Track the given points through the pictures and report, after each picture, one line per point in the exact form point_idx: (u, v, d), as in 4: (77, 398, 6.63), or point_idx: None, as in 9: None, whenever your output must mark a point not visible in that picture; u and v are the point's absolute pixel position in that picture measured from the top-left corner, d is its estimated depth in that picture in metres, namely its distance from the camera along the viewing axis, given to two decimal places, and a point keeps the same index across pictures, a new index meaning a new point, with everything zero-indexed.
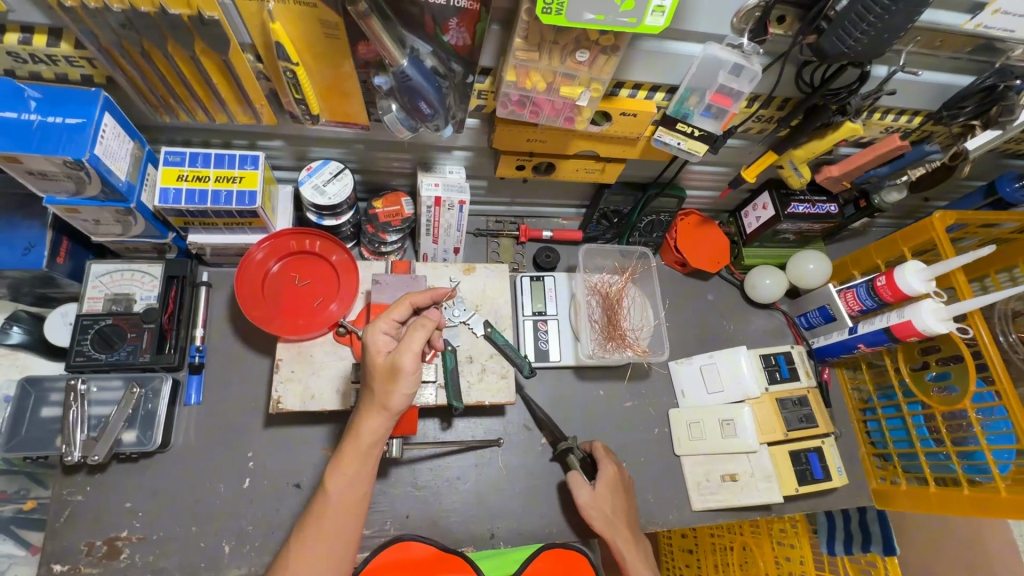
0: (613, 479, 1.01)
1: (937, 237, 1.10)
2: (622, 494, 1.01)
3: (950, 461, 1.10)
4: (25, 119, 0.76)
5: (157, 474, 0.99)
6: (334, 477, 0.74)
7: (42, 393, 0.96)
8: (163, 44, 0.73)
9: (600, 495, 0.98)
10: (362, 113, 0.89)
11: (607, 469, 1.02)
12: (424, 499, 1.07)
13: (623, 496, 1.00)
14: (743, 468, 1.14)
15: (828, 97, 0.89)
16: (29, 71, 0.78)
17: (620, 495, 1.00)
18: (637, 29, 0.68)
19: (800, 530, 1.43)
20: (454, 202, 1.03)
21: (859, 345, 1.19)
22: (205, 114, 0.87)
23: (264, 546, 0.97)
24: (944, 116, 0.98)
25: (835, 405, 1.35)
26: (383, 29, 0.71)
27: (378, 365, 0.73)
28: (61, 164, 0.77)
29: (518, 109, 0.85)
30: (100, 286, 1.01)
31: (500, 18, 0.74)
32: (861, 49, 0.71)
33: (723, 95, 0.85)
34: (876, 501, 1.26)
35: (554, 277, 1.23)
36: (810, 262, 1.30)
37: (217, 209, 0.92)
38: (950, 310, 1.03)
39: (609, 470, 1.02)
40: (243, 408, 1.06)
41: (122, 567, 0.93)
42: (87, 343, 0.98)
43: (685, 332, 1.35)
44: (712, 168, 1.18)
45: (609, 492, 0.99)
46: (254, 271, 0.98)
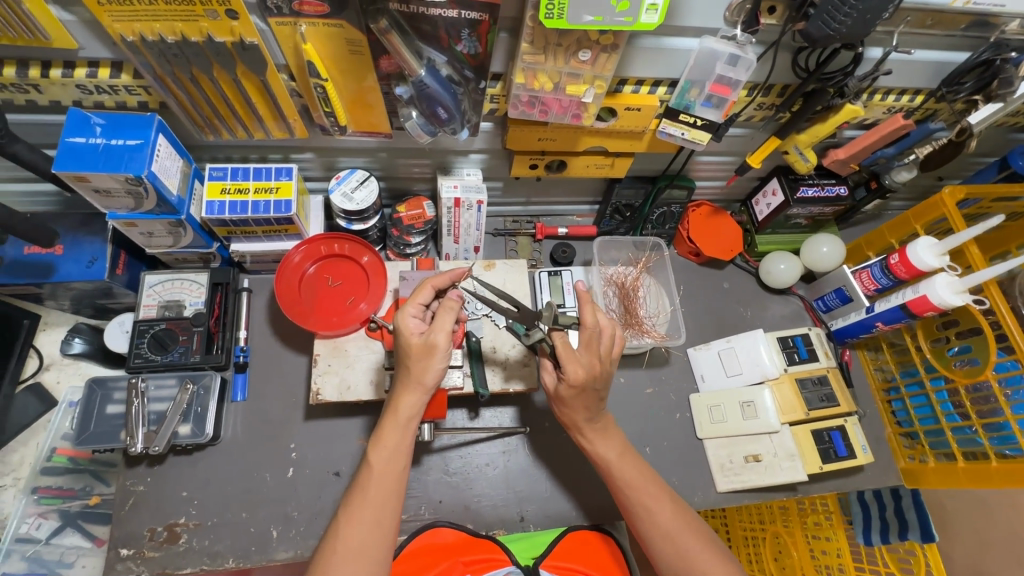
0: (576, 389, 0.92)
1: (947, 212, 1.12)
2: (590, 395, 0.94)
3: (976, 434, 1.10)
4: (92, 143, 0.85)
5: (209, 465, 1.07)
6: (377, 450, 0.82)
7: (107, 392, 1.05)
8: (210, 69, 0.82)
9: (563, 396, 0.94)
10: (386, 123, 0.97)
11: (571, 376, 0.90)
12: (455, 485, 1.12)
13: (590, 392, 0.94)
14: (765, 449, 1.16)
15: (824, 81, 0.93)
16: (95, 100, 0.88)
17: (585, 400, 0.94)
18: (634, 27, 0.73)
19: (836, 522, 1.45)
20: (472, 203, 1.10)
21: (878, 324, 1.21)
22: (245, 132, 0.96)
23: (309, 530, 1.04)
24: (944, 93, 1.00)
25: (858, 387, 1.35)
26: (403, 44, 0.79)
27: (413, 344, 0.81)
28: (123, 180, 0.86)
29: (528, 109, 0.92)
30: (154, 294, 1.09)
31: (507, 26, 0.81)
32: (846, 32, 0.75)
33: (722, 85, 0.90)
34: (904, 479, 1.25)
35: (571, 271, 1.28)
36: (823, 245, 1.32)
37: (257, 217, 1.00)
38: (965, 282, 1.05)
39: (574, 374, 0.91)
40: (285, 404, 1.13)
41: (181, 551, 1.01)
42: (143, 346, 1.07)
43: (702, 319, 1.38)
44: (719, 158, 1.22)
45: (571, 397, 0.94)
46: (291, 273, 1.07)
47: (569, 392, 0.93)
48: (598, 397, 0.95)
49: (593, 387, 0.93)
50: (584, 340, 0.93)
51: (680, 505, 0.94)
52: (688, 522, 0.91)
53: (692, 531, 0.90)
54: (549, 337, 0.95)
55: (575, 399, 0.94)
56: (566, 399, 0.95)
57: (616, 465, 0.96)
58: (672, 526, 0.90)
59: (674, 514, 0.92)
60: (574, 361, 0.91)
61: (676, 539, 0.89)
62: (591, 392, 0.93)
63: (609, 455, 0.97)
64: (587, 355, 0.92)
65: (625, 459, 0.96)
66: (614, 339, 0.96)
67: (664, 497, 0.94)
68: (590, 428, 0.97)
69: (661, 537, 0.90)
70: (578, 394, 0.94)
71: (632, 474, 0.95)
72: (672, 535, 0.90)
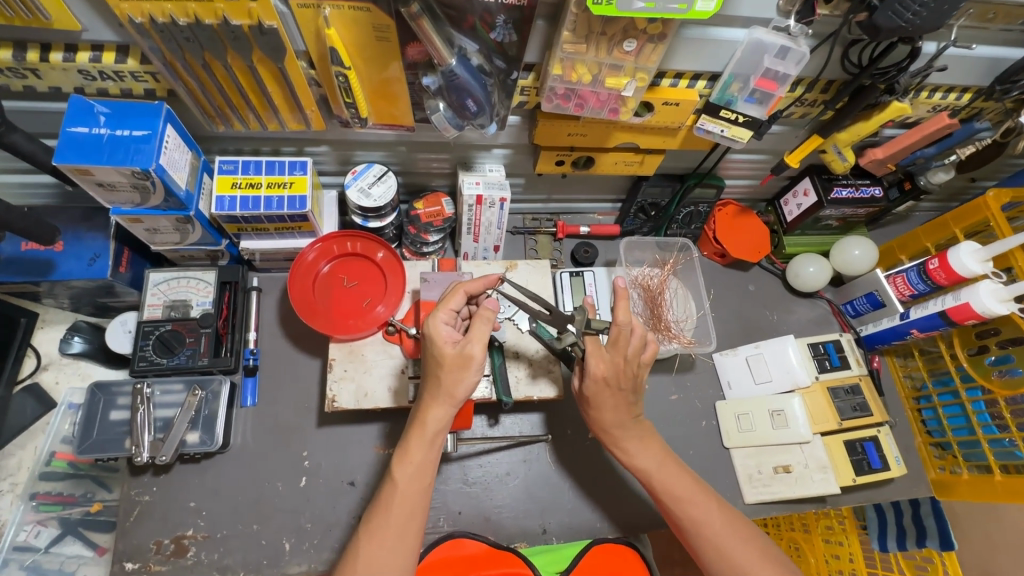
0: (603, 381, 0.89)
1: (991, 216, 1.08)
2: (615, 392, 0.90)
3: (1017, 447, 1.06)
4: (96, 133, 0.79)
5: (219, 474, 1.03)
6: (401, 466, 0.77)
7: (110, 397, 1.00)
8: (224, 55, 0.75)
9: (589, 394, 0.91)
10: (409, 115, 0.91)
11: (591, 369, 0.88)
12: (475, 496, 1.08)
13: (617, 390, 0.90)
14: (796, 459, 1.12)
15: (877, 76, 0.87)
16: (98, 87, 0.82)
17: (613, 399, 0.91)
18: (687, 15, 0.68)
19: (849, 527, 1.40)
20: (495, 200, 1.04)
21: (912, 331, 1.16)
22: (258, 122, 0.90)
23: (323, 543, 0.99)
24: (997, 91, 0.95)
25: (887, 394, 1.31)
26: (434, 29, 0.73)
27: (447, 354, 0.77)
28: (129, 174, 0.80)
29: (563, 102, 0.86)
30: (159, 293, 1.04)
31: (546, 13, 0.76)
32: (919, 23, 0.70)
33: (769, 79, 0.84)
34: (934, 491, 1.22)
35: (593, 271, 1.23)
36: (855, 247, 1.27)
37: (270, 213, 0.95)
38: (1011, 291, 1.01)
39: (596, 373, 0.88)
40: (297, 409, 1.09)
41: (189, 564, 0.97)
42: (149, 349, 1.01)
43: (727, 323, 1.33)
44: (751, 156, 1.17)
45: (597, 392, 0.90)
46: (305, 272, 1.01)
47: (593, 385, 0.89)
48: (625, 395, 0.91)
49: (620, 386, 0.89)
50: (616, 338, 0.88)
51: (730, 510, 0.89)
52: (740, 529, 0.86)
53: (745, 538, 0.85)
54: (580, 342, 0.91)
55: (602, 392, 0.90)
56: (595, 399, 0.91)
57: (658, 474, 0.91)
58: (723, 537, 0.85)
59: (724, 523, 0.86)
60: (597, 356, 0.89)
61: (727, 551, 0.84)
62: (615, 390, 0.90)
63: (649, 466, 0.92)
64: (612, 353, 0.88)
65: (667, 468, 0.91)
66: (645, 344, 0.90)
67: (712, 502, 0.88)
68: (629, 433, 0.93)
69: (712, 550, 0.85)
70: (608, 388, 0.89)
71: (675, 484, 0.90)
72: (723, 546, 0.84)
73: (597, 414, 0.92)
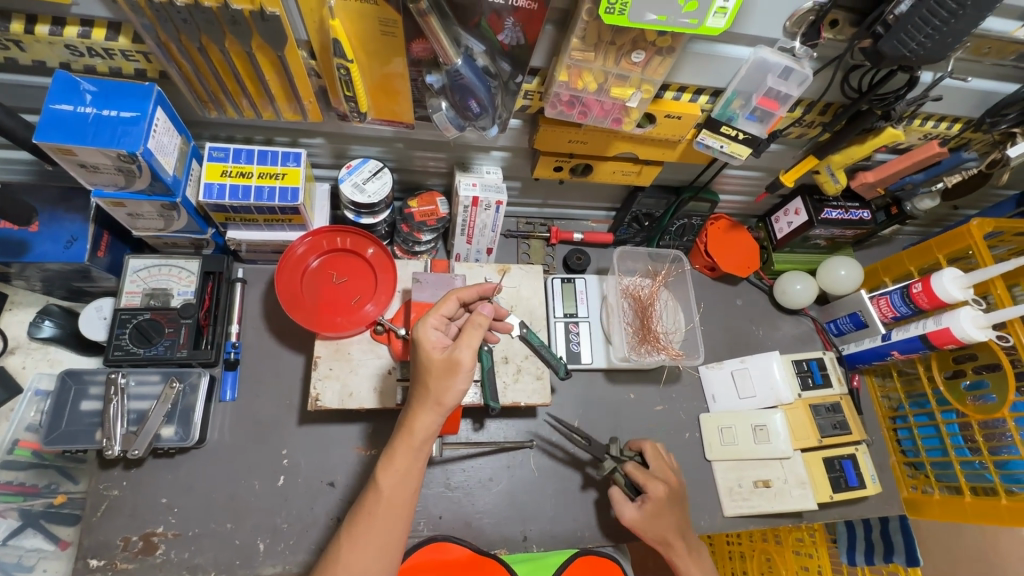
0: (664, 497, 0.96)
1: (974, 244, 1.10)
2: (672, 500, 0.97)
3: (986, 470, 1.09)
4: (81, 112, 0.76)
5: (193, 470, 1.00)
6: (385, 474, 0.75)
7: (82, 386, 0.96)
8: (221, 40, 0.73)
9: (651, 521, 0.94)
10: (409, 113, 0.89)
11: (655, 491, 0.95)
12: (457, 500, 1.06)
13: (673, 509, 0.97)
14: (776, 474, 1.14)
15: (874, 102, 0.88)
16: (85, 64, 0.79)
17: (672, 513, 0.96)
18: (697, 30, 0.68)
19: (819, 539, 1.44)
20: (491, 203, 1.03)
21: (893, 352, 1.19)
22: (252, 110, 0.88)
23: (299, 545, 0.97)
24: (986, 123, 0.98)
25: (865, 413, 1.34)
26: (442, 27, 0.72)
27: (435, 360, 0.76)
28: (114, 157, 0.77)
29: (567, 109, 0.85)
30: (139, 280, 1.01)
31: (555, 18, 0.75)
32: (922, 54, 0.71)
33: (770, 98, 0.85)
34: (905, 509, 1.26)
35: (585, 279, 1.22)
36: (841, 268, 1.29)
37: (260, 205, 0.92)
38: (989, 318, 1.03)
39: (658, 490, 0.96)
40: (277, 405, 1.06)
41: (158, 563, 0.93)
42: (125, 337, 0.98)
43: (713, 337, 1.34)
44: (746, 172, 1.18)
45: (657, 512, 0.95)
46: (293, 265, 0.98)
47: (655, 504, 0.95)
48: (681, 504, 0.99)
49: (674, 501, 0.98)
50: (652, 458, 1.01)
51: None
52: None
53: None
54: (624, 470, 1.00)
55: (666, 505, 0.96)
56: (656, 517, 0.95)
57: None
58: None
59: None
60: (650, 479, 0.97)
61: None
62: (672, 507, 0.97)
63: None
64: (660, 471, 0.99)
65: None
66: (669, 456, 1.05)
67: None
68: (683, 549, 0.95)
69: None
70: (669, 498, 0.96)
71: None
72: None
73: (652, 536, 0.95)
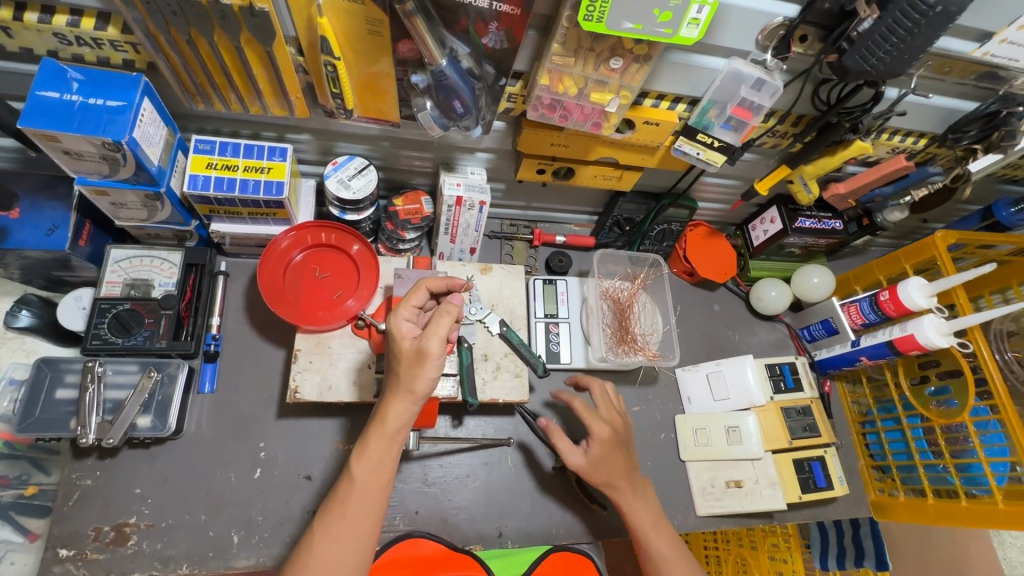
0: (609, 440, 0.95)
1: (937, 254, 1.14)
2: (618, 444, 0.96)
3: (949, 474, 1.12)
4: (67, 99, 0.77)
5: (168, 461, 0.99)
6: (358, 462, 0.76)
7: (58, 374, 0.96)
8: (210, 33, 0.74)
9: (595, 462, 0.94)
10: (396, 111, 0.91)
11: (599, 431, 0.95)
12: (434, 496, 1.07)
13: (618, 449, 0.96)
14: (747, 475, 1.16)
15: (843, 115, 0.92)
16: (73, 53, 0.80)
17: (617, 456, 0.95)
18: (672, 40, 0.71)
19: (794, 545, 1.46)
20: (474, 203, 1.05)
21: (862, 358, 1.22)
22: (240, 104, 0.89)
23: (274, 537, 0.97)
24: (949, 138, 1.02)
25: (836, 418, 1.38)
26: (428, 29, 0.74)
27: (404, 348, 0.77)
28: (99, 145, 0.78)
29: (549, 112, 0.88)
30: (120, 270, 1.01)
31: (537, 24, 0.78)
32: (882, 68, 0.74)
33: (744, 108, 0.88)
34: (872, 511, 1.29)
35: (566, 280, 1.24)
36: (814, 276, 1.34)
37: (245, 197, 0.93)
38: (951, 325, 1.07)
39: (605, 432, 0.95)
40: (256, 399, 1.06)
41: (129, 554, 0.93)
42: (103, 326, 0.98)
43: (691, 340, 1.37)
44: (723, 180, 1.22)
45: (605, 455, 0.94)
46: (277, 258, 0.99)
47: (599, 445, 0.95)
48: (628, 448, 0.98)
49: (620, 441, 0.97)
50: (599, 398, 1.01)
51: None
52: None
53: None
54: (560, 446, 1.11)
55: (610, 447, 0.95)
56: (602, 462, 0.94)
57: (653, 535, 0.93)
58: None
59: None
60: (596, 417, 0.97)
61: None
62: (619, 450, 0.96)
63: (644, 526, 0.93)
64: (606, 411, 0.99)
65: (661, 531, 0.93)
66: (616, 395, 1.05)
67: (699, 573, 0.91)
68: (629, 490, 0.95)
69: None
70: (613, 442, 0.96)
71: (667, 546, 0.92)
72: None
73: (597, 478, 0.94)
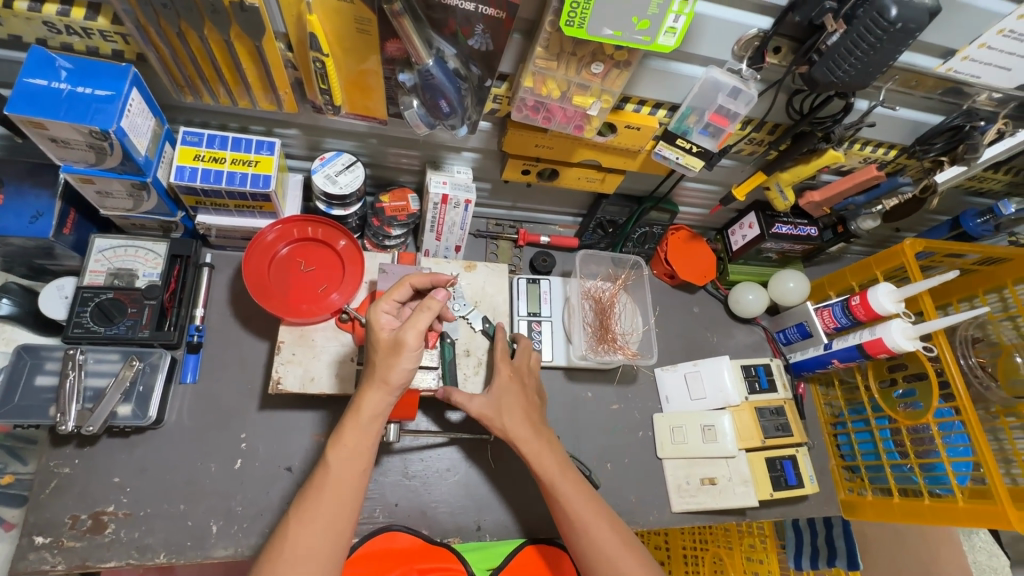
0: (507, 380, 1.00)
1: (906, 261, 1.18)
2: (517, 384, 1.01)
3: (914, 473, 1.16)
4: (55, 87, 0.78)
5: (148, 451, 0.99)
6: (335, 450, 0.78)
7: (38, 361, 0.96)
8: (200, 27, 0.75)
9: (495, 402, 0.97)
10: (383, 109, 0.93)
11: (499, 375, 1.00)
12: (414, 489, 1.09)
13: (520, 392, 1.00)
14: (721, 472, 1.19)
15: (815, 125, 0.96)
16: (62, 42, 0.80)
17: (515, 393, 1.00)
18: (650, 47, 0.74)
19: (769, 545, 1.50)
20: (459, 201, 1.07)
21: (834, 361, 1.26)
22: (229, 98, 0.90)
23: (252, 528, 0.98)
24: (917, 150, 1.06)
25: (809, 419, 1.42)
26: (414, 29, 0.76)
27: (382, 339, 0.79)
28: (86, 133, 0.79)
29: (532, 114, 0.90)
30: (103, 260, 1.01)
31: (522, 28, 0.81)
32: (849, 79, 0.78)
33: (720, 115, 0.91)
34: (842, 510, 1.32)
35: (549, 280, 1.26)
36: (790, 280, 1.37)
37: (231, 189, 0.94)
38: (917, 329, 1.11)
39: (505, 372, 1.01)
40: (238, 390, 1.07)
41: (106, 542, 0.93)
42: (86, 315, 0.98)
43: (670, 341, 1.40)
44: (702, 185, 1.26)
45: (501, 395, 0.98)
46: (262, 250, 1.00)
47: (498, 385, 0.99)
48: (529, 389, 1.02)
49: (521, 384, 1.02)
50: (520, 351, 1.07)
51: (622, 527, 0.89)
52: (627, 542, 0.86)
53: (630, 548, 0.86)
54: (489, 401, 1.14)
55: (508, 386, 1.00)
56: (501, 401, 0.98)
57: (558, 477, 0.91)
58: (618, 552, 0.85)
59: (619, 539, 0.86)
60: (504, 361, 1.02)
61: (614, 558, 0.84)
62: (515, 388, 1.00)
63: (552, 469, 0.92)
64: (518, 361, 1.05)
65: (567, 473, 0.92)
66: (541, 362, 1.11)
67: (605, 515, 0.89)
68: (529, 432, 0.96)
69: (602, 563, 0.84)
70: (513, 382, 1.01)
71: (572, 488, 0.91)
72: (608, 556, 0.84)
73: (496, 420, 0.96)
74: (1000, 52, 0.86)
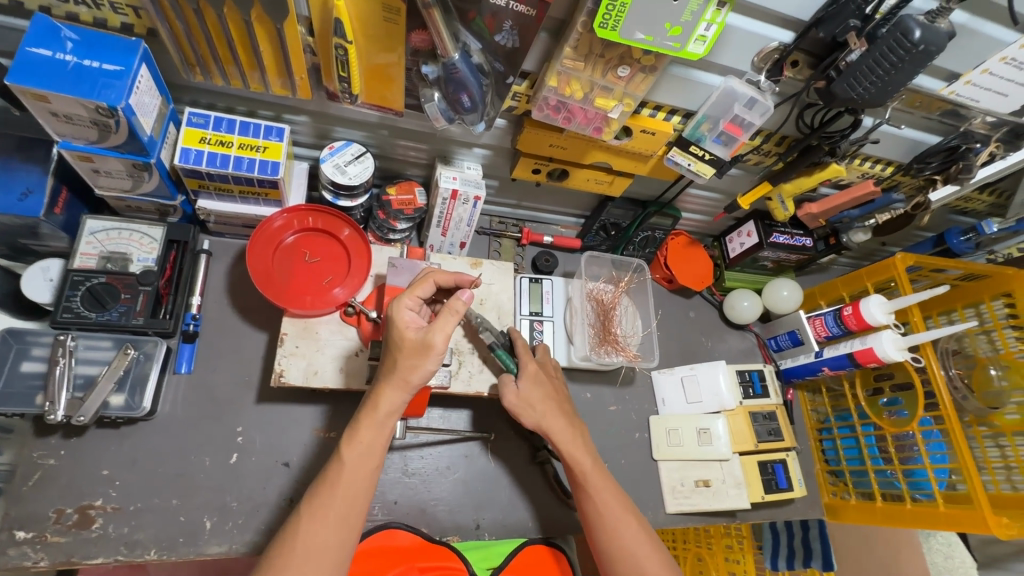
0: (537, 374, 1.00)
1: (897, 275, 1.22)
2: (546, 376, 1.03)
3: (896, 479, 1.21)
4: (60, 58, 0.74)
5: (139, 442, 0.96)
6: (349, 447, 0.76)
7: (24, 347, 0.91)
8: (220, 5, 0.73)
9: (526, 395, 0.97)
10: (401, 101, 0.91)
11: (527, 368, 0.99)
12: (413, 487, 1.07)
13: (550, 390, 1.00)
14: (715, 475, 1.22)
15: (823, 138, 0.98)
16: (67, 11, 0.76)
17: (546, 385, 1.00)
18: (679, 54, 0.75)
19: (747, 545, 1.48)
20: (470, 197, 1.06)
21: (824, 368, 1.30)
22: (240, 79, 0.87)
23: (248, 524, 0.95)
24: (913, 168, 1.11)
25: (796, 424, 1.46)
26: (443, 21, 0.75)
27: (408, 339, 0.78)
28: (92, 109, 0.75)
29: (553, 114, 0.90)
30: (96, 242, 0.96)
31: (550, 27, 0.80)
32: (868, 97, 0.80)
33: (735, 124, 0.93)
34: (825, 513, 1.37)
35: (551, 280, 1.26)
36: (784, 289, 1.40)
37: (238, 174, 0.91)
38: (907, 341, 1.15)
39: (531, 366, 1.00)
40: (234, 382, 1.03)
41: (93, 537, 0.89)
42: (76, 300, 0.93)
43: (666, 344, 1.42)
44: (705, 193, 1.28)
45: (532, 390, 0.98)
46: (266, 237, 0.97)
47: (528, 379, 0.98)
48: (557, 381, 1.04)
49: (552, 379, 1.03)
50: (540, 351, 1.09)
51: (649, 530, 0.90)
52: (654, 544, 0.88)
53: (655, 552, 0.87)
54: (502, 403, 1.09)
55: (537, 378, 0.99)
56: (531, 395, 0.97)
57: (592, 474, 0.93)
58: (646, 557, 0.86)
59: (647, 542, 0.88)
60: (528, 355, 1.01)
61: (641, 561, 0.86)
62: (548, 383, 1.01)
63: (586, 466, 0.94)
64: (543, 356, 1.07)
65: (599, 472, 0.94)
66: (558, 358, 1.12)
67: (632, 517, 0.90)
68: (564, 426, 0.98)
69: (625, 563, 0.86)
70: (541, 375, 1.00)
71: (604, 487, 0.92)
72: (633, 552, 0.87)
73: (529, 412, 0.97)
74: (1000, 78, 0.90)
